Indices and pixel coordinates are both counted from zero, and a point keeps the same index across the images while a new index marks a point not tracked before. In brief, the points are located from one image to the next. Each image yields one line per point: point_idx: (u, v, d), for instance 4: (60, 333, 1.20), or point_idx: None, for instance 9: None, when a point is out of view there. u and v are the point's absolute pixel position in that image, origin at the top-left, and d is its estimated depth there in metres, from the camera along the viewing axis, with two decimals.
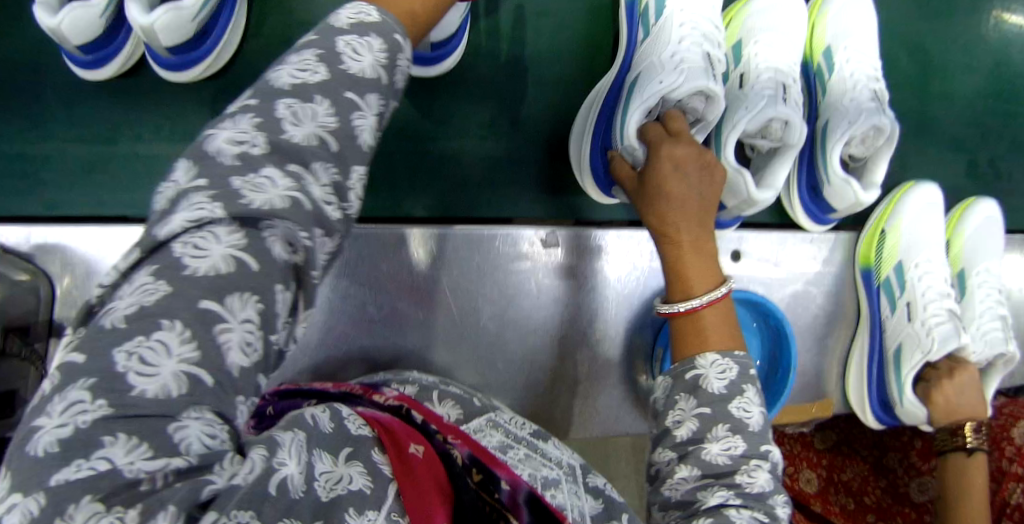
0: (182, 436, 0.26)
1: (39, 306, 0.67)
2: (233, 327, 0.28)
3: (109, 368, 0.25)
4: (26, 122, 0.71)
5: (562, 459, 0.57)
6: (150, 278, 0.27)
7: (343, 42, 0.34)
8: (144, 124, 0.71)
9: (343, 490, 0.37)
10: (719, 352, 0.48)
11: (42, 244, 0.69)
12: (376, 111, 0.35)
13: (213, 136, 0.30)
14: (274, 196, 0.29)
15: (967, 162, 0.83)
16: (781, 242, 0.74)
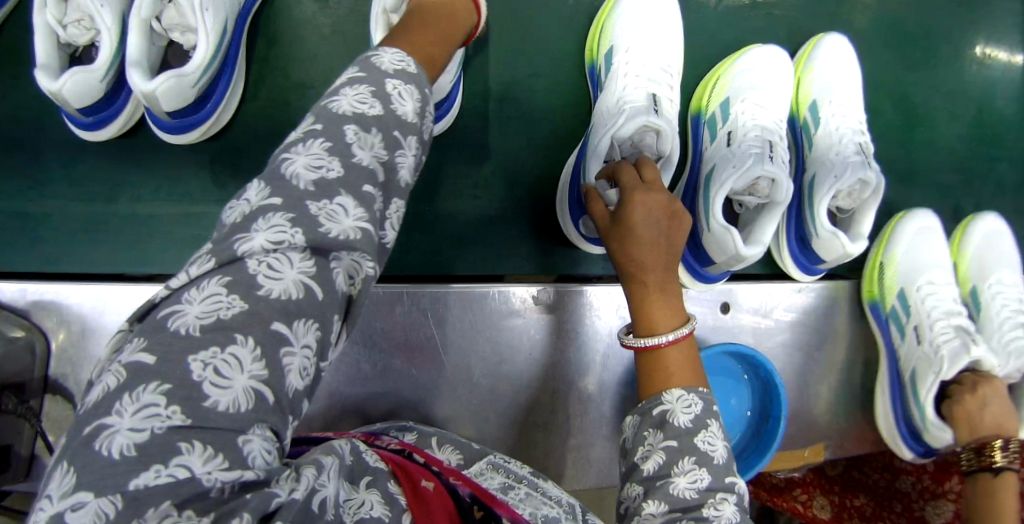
0: (248, 448, 0.30)
1: (35, 362, 0.68)
2: (296, 352, 0.33)
3: (189, 376, 0.29)
4: (27, 181, 0.72)
5: (563, 498, 0.59)
6: (221, 290, 0.31)
7: (350, 133, 0.36)
8: (141, 182, 0.72)
9: (365, 514, 0.42)
10: (685, 389, 0.48)
11: (40, 301, 0.70)
12: (414, 151, 0.40)
13: (289, 162, 0.35)
14: (347, 228, 0.34)
15: (953, 206, 0.84)
16: (770, 293, 0.75)
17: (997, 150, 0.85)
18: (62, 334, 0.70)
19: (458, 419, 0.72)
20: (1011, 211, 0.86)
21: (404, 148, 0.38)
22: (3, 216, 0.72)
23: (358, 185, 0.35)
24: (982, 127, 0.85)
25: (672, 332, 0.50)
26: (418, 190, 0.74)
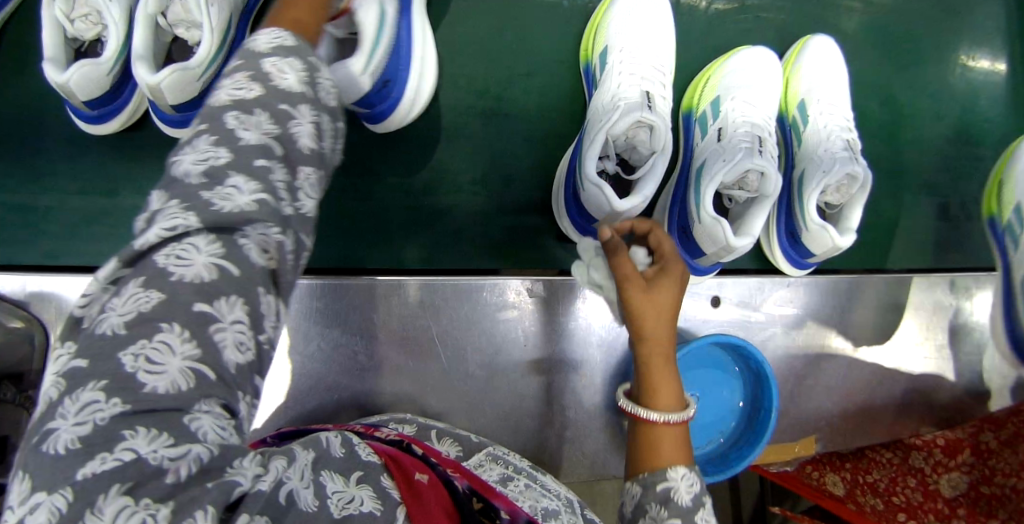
0: (197, 426, 0.30)
1: (34, 353, 0.69)
2: (227, 327, 0.32)
3: (120, 369, 0.28)
4: (29, 175, 0.73)
5: (561, 492, 0.59)
6: (139, 289, 0.31)
7: (231, 119, 0.36)
8: (143, 177, 0.74)
9: (355, 510, 0.42)
10: (687, 467, 0.48)
11: (39, 292, 0.71)
12: (310, 120, 0.40)
13: (179, 162, 0.35)
14: (242, 202, 0.34)
15: (940, 205, 0.86)
16: (760, 288, 0.76)
17: (982, 151, 0.87)
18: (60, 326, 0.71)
19: (453, 411, 0.73)
20: None
21: (297, 119, 0.39)
22: (5, 209, 0.73)
23: (249, 161, 0.35)
24: (966, 128, 0.87)
25: (673, 413, 0.50)
26: (415, 186, 0.75)
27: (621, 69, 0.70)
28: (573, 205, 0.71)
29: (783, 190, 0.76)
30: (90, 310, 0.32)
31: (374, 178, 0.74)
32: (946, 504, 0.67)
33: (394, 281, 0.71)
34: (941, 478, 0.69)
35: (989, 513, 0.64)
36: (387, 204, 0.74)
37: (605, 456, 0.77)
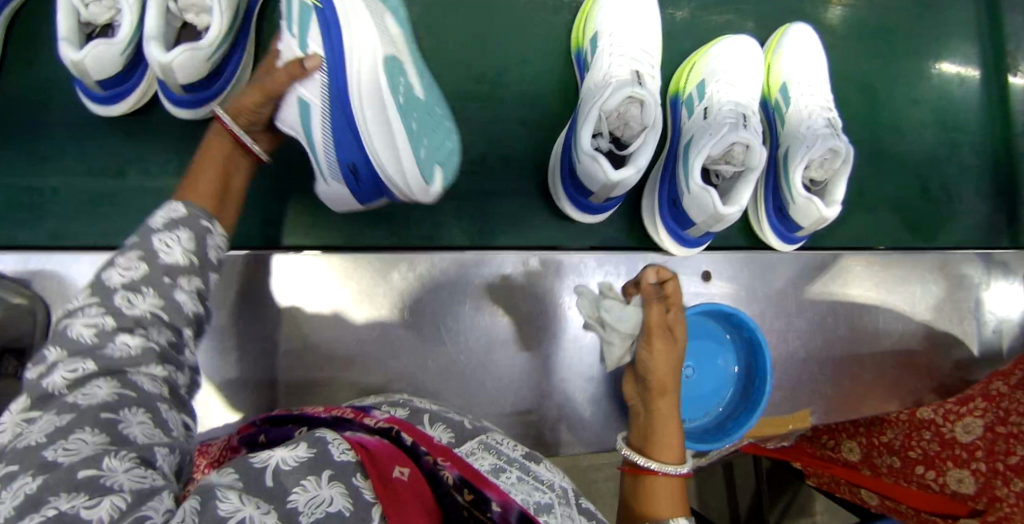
0: (112, 481, 0.32)
1: (35, 329, 0.70)
2: (132, 425, 0.36)
3: (43, 459, 0.32)
4: (37, 157, 0.75)
5: (554, 480, 0.50)
6: (48, 418, 0.35)
7: (120, 294, 0.41)
8: (149, 157, 0.76)
9: (320, 513, 0.35)
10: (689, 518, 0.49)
11: (43, 270, 0.72)
12: (193, 286, 0.44)
13: (71, 326, 0.40)
14: (133, 350, 0.40)
15: (920, 186, 0.89)
16: (749, 261, 0.78)
17: (959, 135, 0.91)
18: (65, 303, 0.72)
19: (451, 384, 0.73)
20: (977, 189, 0.91)
21: (178, 288, 0.43)
22: (10, 191, 0.74)
23: (132, 321, 0.41)
24: (943, 114, 0.91)
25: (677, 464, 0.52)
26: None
27: (611, 51, 0.73)
28: (569, 181, 0.73)
29: (769, 168, 0.79)
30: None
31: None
32: (961, 449, 0.64)
33: (394, 255, 0.73)
34: (955, 423, 0.65)
35: (1007, 450, 0.60)
36: None
37: (603, 431, 0.76)
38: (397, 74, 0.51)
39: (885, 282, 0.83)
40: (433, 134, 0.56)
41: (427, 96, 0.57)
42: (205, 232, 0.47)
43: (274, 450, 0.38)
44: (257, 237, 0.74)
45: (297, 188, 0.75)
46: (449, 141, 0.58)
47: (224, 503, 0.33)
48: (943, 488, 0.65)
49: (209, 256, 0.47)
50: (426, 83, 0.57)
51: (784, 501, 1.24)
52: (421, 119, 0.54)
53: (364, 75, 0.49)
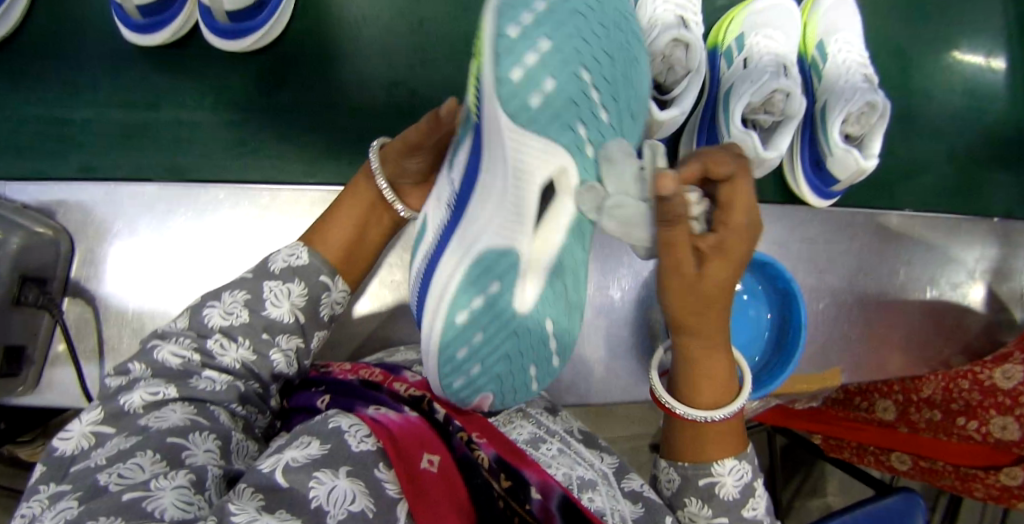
0: (155, 505, 0.39)
1: (58, 261, 0.68)
2: (197, 453, 0.45)
3: (97, 482, 0.41)
4: (70, 90, 0.75)
5: (595, 462, 0.55)
6: (119, 438, 0.45)
7: (213, 342, 0.52)
8: (180, 91, 0.74)
9: (342, 511, 0.40)
10: (736, 459, 0.49)
11: (68, 202, 0.70)
12: (288, 346, 0.55)
13: (160, 349, 0.52)
14: (220, 385, 0.51)
15: (949, 152, 0.91)
16: (783, 215, 0.78)
17: (988, 104, 0.92)
18: (88, 236, 0.70)
19: None
20: (1001, 160, 0.93)
21: (274, 346, 0.54)
22: (46, 122, 0.74)
23: (216, 364, 0.52)
24: (974, 83, 0.92)
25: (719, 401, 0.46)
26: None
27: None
28: None
29: (806, 122, 0.78)
30: (69, 446, 0.46)
31: (415, 99, 0.75)
32: (1004, 396, 0.72)
33: None
34: (997, 372, 0.74)
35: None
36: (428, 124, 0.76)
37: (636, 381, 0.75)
38: (495, 281, 0.38)
39: (915, 242, 0.83)
40: (513, 362, 0.41)
41: (537, 305, 0.40)
42: (321, 289, 0.57)
43: (285, 453, 0.42)
44: (297, 175, 0.73)
45: (334, 125, 0.73)
46: (532, 368, 0.42)
47: (239, 513, 0.38)
48: (987, 436, 0.75)
49: (319, 313, 0.58)
50: (550, 296, 0.40)
51: (797, 480, 1.23)
52: (499, 330, 0.39)
53: (444, 272, 0.39)
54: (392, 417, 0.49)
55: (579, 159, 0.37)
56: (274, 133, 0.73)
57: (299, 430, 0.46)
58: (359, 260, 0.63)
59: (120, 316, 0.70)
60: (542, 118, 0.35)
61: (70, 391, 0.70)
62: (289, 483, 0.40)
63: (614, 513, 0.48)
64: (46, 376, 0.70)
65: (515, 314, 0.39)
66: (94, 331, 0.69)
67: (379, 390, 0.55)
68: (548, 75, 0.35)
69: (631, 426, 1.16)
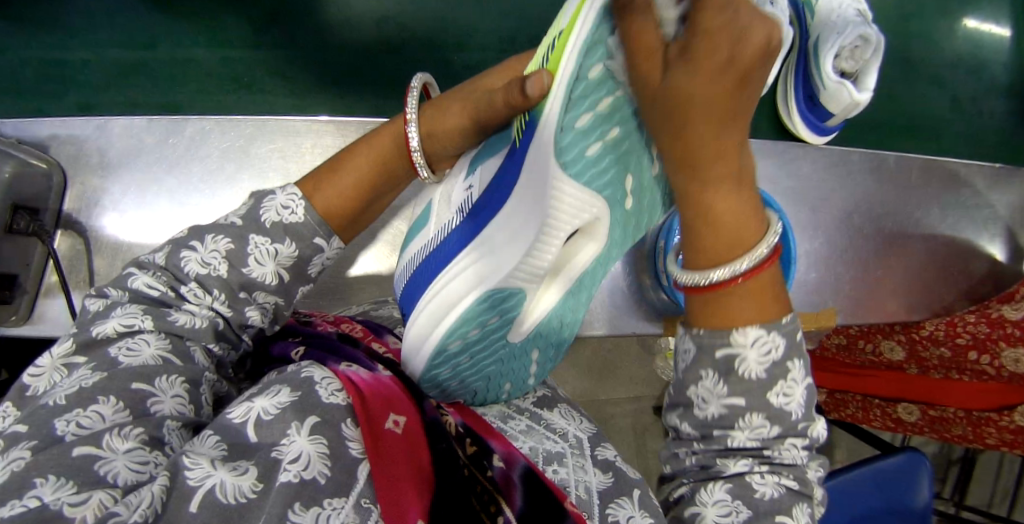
0: (108, 468, 0.37)
1: (50, 192, 0.69)
2: (165, 400, 0.42)
3: (52, 432, 0.38)
4: (67, 30, 0.76)
5: (568, 429, 0.54)
6: (86, 370, 0.42)
7: (188, 288, 0.47)
8: (181, 30, 0.77)
9: (295, 475, 0.38)
10: (763, 325, 0.35)
11: (60, 136, 0.71)
12: (264, 304, 0.50)
13: (137, 277, 0.47)
14: (195, 319, 0.46)
15: (952, 97, 0.90)
16: (777, 152, 0.77)
17: (998, 46, 0.90)
18: (80, 170, 0.71)
19: None
20: (1010, 104, 0.91)
21: (250, 303, 0.49)
22: (43, 63, 0.76)
23: (189, 303, 0.47)
24: (982, 23, 0.90)
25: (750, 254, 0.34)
26: (447, 44, 0.80)
27: None
28: None
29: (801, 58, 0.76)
30: (39, 382, 0.43)
31: (403, 34, 0.79)
32: (1012, 326, 0.71)
33: None
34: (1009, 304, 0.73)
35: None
36: (421, 55, 0.79)
37: (624, 312, 0.76)
38: (494, 311, 0.44)
39: (916, 182, 0.82)
40: (494, 377, 0.52)
41: (524, 343, 0.48)
42: (313, 252, 0.50)
43: (255, 402, 0.41)
44: (285, 107, 0.79)
45: (334, 60, 0.78)
46: (510, 383, 0.54)
47: (193, 470, 0.37)
48: (1001, 371, 0.72)
49: (306, 270, 0.52)
50: (540, 342, 0.49)
51: None
52: (486, 357, 0.49)
53: (462, 277, 0.44)
54: (363, 375, 0.46)
55: (616, 209, 0.38)
56: (266, 67, 0.78)
57: (273, 380, 0.44)
58: (360, 219, 0.54)
59: (113, 247, 0.71)
60: (599, 165, 0.34)
61: (63, 319, 0.70)
62: (258, 437, 0.40)
63: (579, 485, 0.47)
64: (37, 308, 0.70)
65: (500, 350, 0.48)
66: (86, 262, 0.70)
67: (356, 345, 0.53)
68: (617, 126, 0.33)
69: (632, 388, 1.14)
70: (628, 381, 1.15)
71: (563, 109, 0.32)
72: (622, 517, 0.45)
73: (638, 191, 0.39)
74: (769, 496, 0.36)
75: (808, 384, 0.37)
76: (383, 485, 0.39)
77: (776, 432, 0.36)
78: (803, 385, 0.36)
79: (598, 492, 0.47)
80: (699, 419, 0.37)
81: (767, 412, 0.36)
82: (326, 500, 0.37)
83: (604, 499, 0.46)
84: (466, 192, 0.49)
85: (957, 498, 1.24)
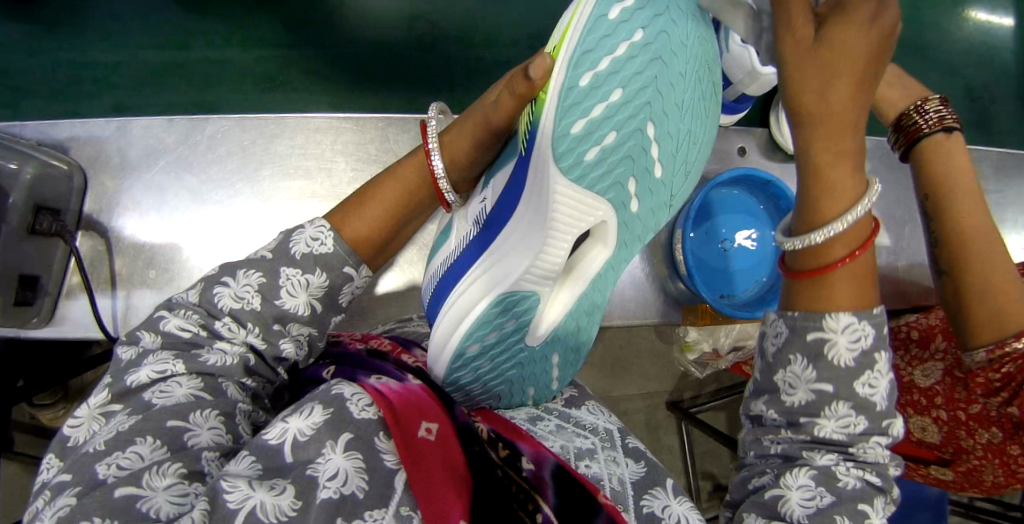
0: (150, 505, 0.37)
1: (69, 195, 0.69)
2: (202, 433, 0.42)
3: (95, 476, 0.39)
4: (104, 33, 0.80)
5: (597, 424, 0.54)
6: (124, 416, 0.42)
7: (221, 326, 0.47)
8: (216, 32, 0.81)
9: (335, 491, 0.38)
10: (856, 312, 0.36)
11: (78, 137, 0.71)
12: (298, 335, 0.50)
13: (168, 322, 0.48)
14: (229, 357, 0.46)
15: (964, 85, 0.96)
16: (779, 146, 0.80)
17: (999, 38, 0.96)
18: (99, 171, 0.71)
19: None
20: (1004, 96, 0.96)
21: (285, 336, 0.49)
22: (77, 67, 0.80)
23: (217, 342, 0.47)
24: (992, 13, 0.96)
25: (860, 203, 0.35)
26: (476, 41, 0.84)
27: None
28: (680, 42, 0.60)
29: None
30: (79, 432, 0.43)
31: (434, 31, 0.83)
32: (920, 394, 0.69)
33: None
34: (917, 369, 0.69)
35: (967, 399, 0.64)
36: (451, 50, 0.83)
37: (650, 303, 0.77)
38: (508, 314, 0.46)
39: None
40: (516, 383, 0.52)
41: (543, 348, 0.48)
42: (343, 281, 0.52)
43: (289, 422, 0.40)
44: (321, 103, 0.82)
45: (366, 59, 0.82)
46: (533, 390, 0.53)
47: (231, 493, 0.36)
48: (910, 434, 0.72)
49: (337, 299, 0.53)
50: (558, 345, 0.49)
51: None
52: (505, 361, 0.49)
53: (474, 288, 0.46)
54: (392, 386, 0.46)
55: (621, 211, 0.42)
56: (300, 66, 0.82)
57: (303, 398, 0.44)
58: (387, 245, 0.57)
59: (133, 247, 0.71)
60: (595, 169, 0.39)
61: (84, 322, 0.70)
62: (295, 457, 0.39)
63: (613, 478, 0.47)
64: (59, 309, 0.70)
65: (518, 355, 0.48)
66: (107, 262, 0.70)
67: (384, 359, 0.53)
68: (611, 130, 0.37)
69: (645, 383, 1.14)
70: (641, 374, 1.14)
71: (557, 114, 0.37)
72: (658, 507, 0.45)
73: (645, 193, 0.42)
74: (852, 485, 0.36)
75: (890, 377, 0.37)
76: (424, 491, 0.39)
77: (863, 427, 0.36)
78: (886, 378, 0.37)
79: (632, 482, 0.47)
80: (785, 403, 0.38)
81: (853, 401, 0.36)
82: (367, 512, 0.38)
83: (639, 489, 0.46)
84: (479, 206, 0.51)
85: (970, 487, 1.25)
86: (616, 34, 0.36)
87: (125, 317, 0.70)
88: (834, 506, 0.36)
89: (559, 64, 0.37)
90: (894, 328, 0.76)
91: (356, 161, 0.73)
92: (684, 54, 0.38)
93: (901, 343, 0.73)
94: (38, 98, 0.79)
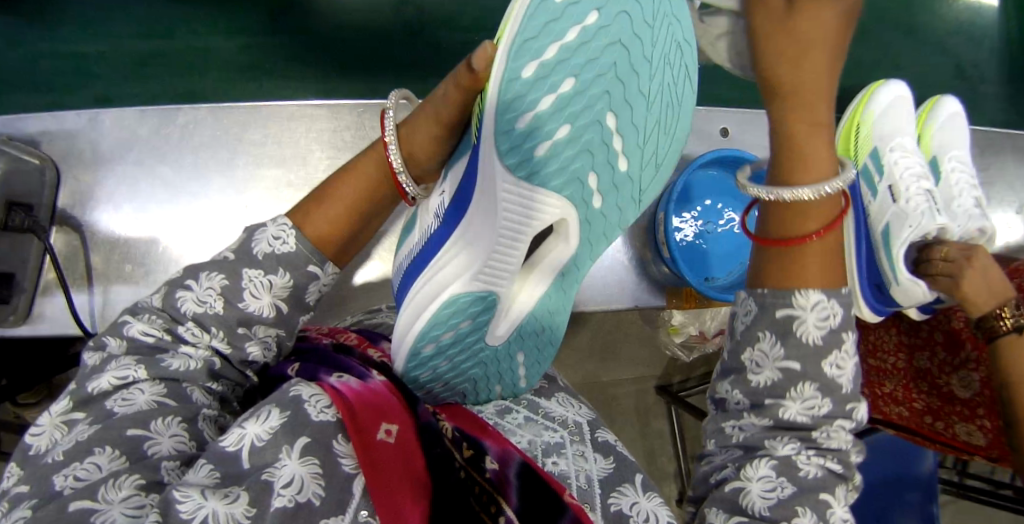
0: (105, 517, 0.36)
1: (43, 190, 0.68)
2: (163, 441, 0.41)
3: (51, 490, 0.38)
4: (84, 22, 0.78)
5: (566, 415, 0.53)
6: (84, 426, 0.41)
7: (184, 330, 0.47)
8: (200, 17, 0.79)
9: (291, 498, 0.37)
10: (825, 290, 0.39)
11: (52, 130, 0.69)
12: (263, 337, 0.49)
13: (130, 327, 0.47)
14: (190, 362, 0.46)
15: (954, 64, 0.95)
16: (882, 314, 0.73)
17: (986, 13, 0.96)
18: (73, 165, 0.70)
19: None
20: (989, 73, 0.96)
21: (250, 339, 0.48)
22: (57, 58, 0.78)
23: (178, 347, 0.46)
24: None
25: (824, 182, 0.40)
26: (465, 24, 0.83)
27: None
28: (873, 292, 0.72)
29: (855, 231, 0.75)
30: (41, 441, 0.42)
31: (421, 14, 0.81)
32: (962, 404, 0.72)
33: None
34: (954, 379, 0.73)
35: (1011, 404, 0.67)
36: (442, 34, 0.82)
37: (636, 288, 0.77)
38: (467, 315, 0.46)
39: None
40: (481, 379, 0.53)
41: (505, 346, 0.49)
42: (308, 280, 0.51)
43: (246, 427, 0.40)
44: (309, 90, 0.81)
45: (355, 43, 0.81)
46: (500, 386, 0.54)
47: (184, 502, 0.35)
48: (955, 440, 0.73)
49: (303, 298, 0.51)
50: (523, 343, 0.50)
51: None
52: (463, 359, 0.50)
53: (446, 272, 0.45)
54: (353, 384, 0.45)
55: (583, 208, 0.42)
56: (287, 52, 0.80)
57: (261, 402, 0.43)
58: (354, 242, 0.55)
59: (109, 241, 0.70)
60: (551, 161, 0.39)
61: (62, 318, 0.69)
62: (251, 463, 0.38)
63: (580, 475, 0.46)
64: (34, 308, 0.69)
65: (478, 352, 0.49)
66: (83, 258, 0.69)
67: (350, 353, 0.52)
68: (564, 123, 0.38)
69: (633, 368, 1.14)
70: (628, 358, 1.14)
71: (503, 105, 0.37)
72: (625, 504, 0.45)
73: (609, 189, 0.42)
74: (812, 474, 0.39)
75: (857, 362, 0.41)
76: (382, 498, 0.38)
77: (829, 401, 0.39)
78: (852, 360, 0.40)
79: (600, 479, 0.47)
80: (752, 382, 0.41)
81: (818, 383, 0.39)
82: (323, 519, 0.37)
83: (607, 486, 0.46)
84: (439, 200, 0.50)
85: (960, 465, 1.26)
86: (564, 18, 0.36)
87: (104, 313, 0.69)
88: (797, 496, 0.39)
89: (502, 52, 0.37)
90: (912, 324, 0.79)
91: (337, 149, 0.72)
92: (642, 37, 0.38)
93: (926, 343, 0.77)
94: (21, 92, 0.78)
